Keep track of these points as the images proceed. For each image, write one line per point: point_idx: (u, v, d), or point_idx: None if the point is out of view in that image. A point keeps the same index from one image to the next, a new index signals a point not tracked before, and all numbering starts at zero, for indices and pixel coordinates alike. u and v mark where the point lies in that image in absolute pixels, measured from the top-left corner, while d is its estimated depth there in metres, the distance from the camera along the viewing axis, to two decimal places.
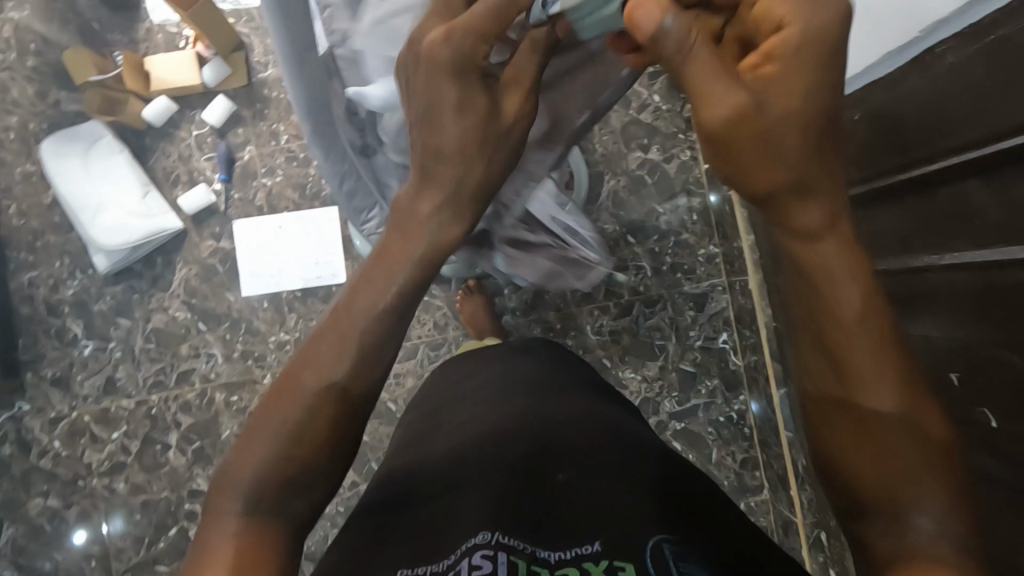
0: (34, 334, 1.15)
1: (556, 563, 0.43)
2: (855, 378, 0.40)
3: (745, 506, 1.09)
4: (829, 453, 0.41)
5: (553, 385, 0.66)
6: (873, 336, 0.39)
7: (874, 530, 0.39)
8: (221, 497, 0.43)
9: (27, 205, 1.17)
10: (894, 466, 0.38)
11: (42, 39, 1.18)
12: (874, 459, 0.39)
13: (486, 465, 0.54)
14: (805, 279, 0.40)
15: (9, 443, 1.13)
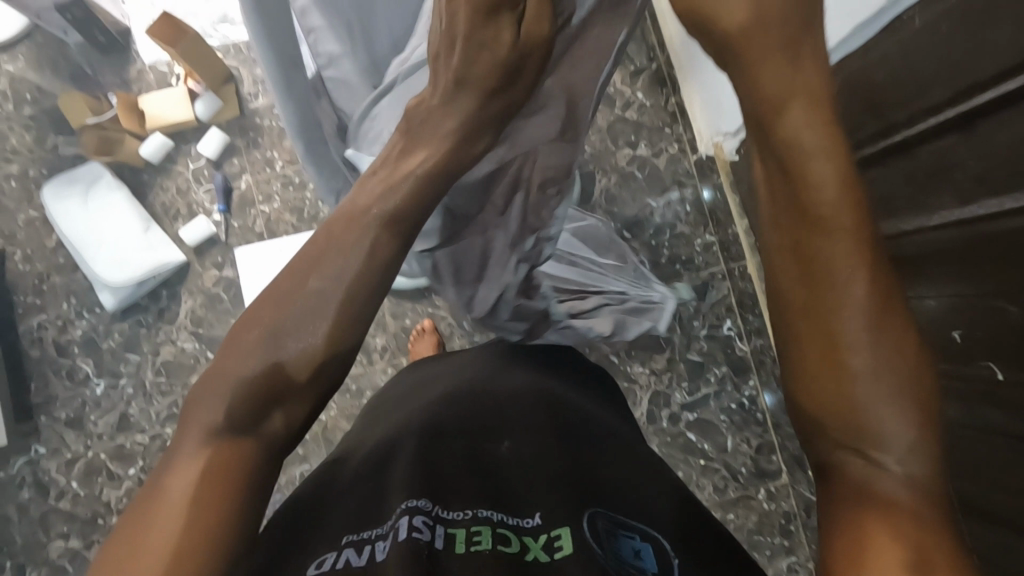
0: (46, 377, 1.17)
1: (493, 521, 0.48)
2: (828, 304, 0.35)
3: (765, 492, 1.09)
4: (801, 373, 0.37)
5: (501, 368, 0.70)
6: (851, 256, 0.35)
7: (838, 458, 0.36)
8: (198, 410, 0.38)
9: (31, 250, 1.19)
10: (859, 399, 0.35)
11: (37, 87, 1.21)
12: (841, 394, 0.35)
13: (428, 436, 0.57)
14: (788, 193, 0.36)
15: (27, 487, 1.13)
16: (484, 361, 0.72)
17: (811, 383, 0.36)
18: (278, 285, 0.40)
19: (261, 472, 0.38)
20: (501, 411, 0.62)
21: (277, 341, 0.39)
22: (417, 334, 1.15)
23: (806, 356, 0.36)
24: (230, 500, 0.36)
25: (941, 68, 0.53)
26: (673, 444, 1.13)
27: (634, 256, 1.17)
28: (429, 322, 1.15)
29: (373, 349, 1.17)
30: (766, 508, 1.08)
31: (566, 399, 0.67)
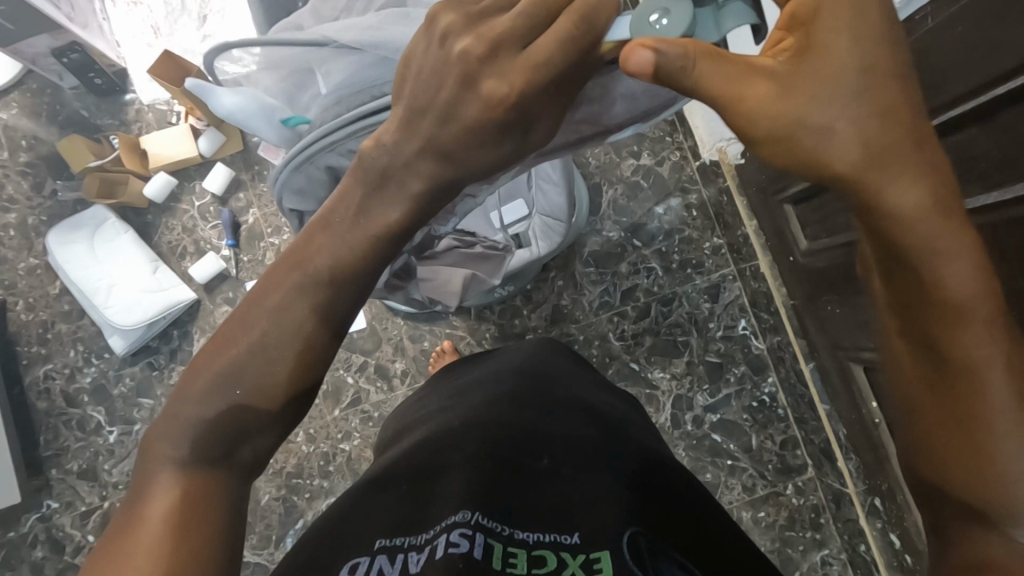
0: (54, 428, 1.13)
1: (533, 543, 0.44)
2: (958, 384, 0.39)
3: (793, 487, 1.09)
4: (941, 462, 0.41)
5: (542, 379, 0.68)
6: (985, 339, 0.37)
7: (955, 521, 0.41)
8: (159, 445, 0.43)
9: (33, 298, 1.16)
10: (997, 481, 0.38)
11: (33, 134, 1.19)
12: (972, 471, 0.39)
13: (471, 448, 0.53)
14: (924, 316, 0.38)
15: (40, 545, 1.09)
16: (522, 370, 0.69)
17: (957, 472, 0.40)
18: (227, 339, 0.44)
19: (232, 496, 0.43)
20: (545, 422, 0.58)
21: (248, 375, 0.43)
22: (437, 355, 1.15)
23: (951, 454, 0.40)
24: (196, 529, 0.41)
25: (946, 69, 0.57)
26: (700, 446, 1.13)
27: (646, 264, 1.19)
28: (449, 342, 1.15)
29: (393, 375, 1.16)
30: (796, 503, 1.09)
31: (616, 419, 0.64)
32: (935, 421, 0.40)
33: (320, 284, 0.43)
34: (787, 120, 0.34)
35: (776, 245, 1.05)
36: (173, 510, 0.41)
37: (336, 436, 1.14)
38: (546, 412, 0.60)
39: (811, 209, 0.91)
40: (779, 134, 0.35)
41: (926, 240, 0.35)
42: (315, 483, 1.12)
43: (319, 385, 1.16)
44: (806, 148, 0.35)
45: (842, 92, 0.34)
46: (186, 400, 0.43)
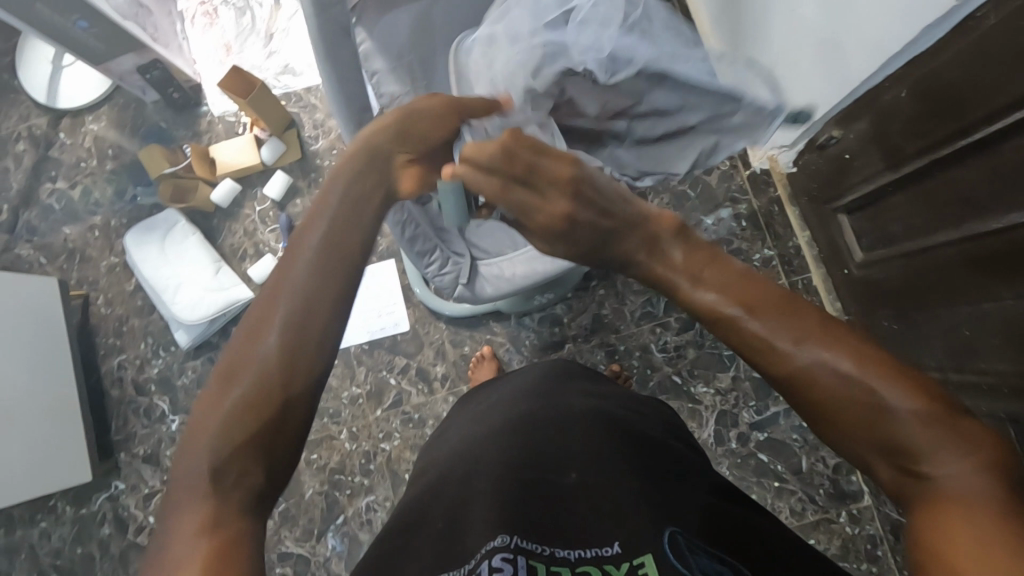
0: (124, 415, 1.22)
1: (576, 560, 0.44)
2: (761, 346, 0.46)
3: (847, 515, 1.07)
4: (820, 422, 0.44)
5: (557, 396, 0.68)
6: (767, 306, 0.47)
7: (880, 465, 0.42)
8: (180, 488, 0.44)
9: (112, 293, 1.26)
10: (853, 415, 0.42)
11: (119, 144, 1.31)
12: (831, 411, 0.43)
13: (495, 471, 0.54)
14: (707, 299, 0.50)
15: (108, 523, 1.19)
16: (536, 391, 0.70)
17: (833, 415, 0.43)
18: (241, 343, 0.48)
19: (253, 525, 0.44)
20: (572, 436, 0.59)
21: (232, 389, 0.46)
22: (477, 360, 1.16)
23: (822, 409, 0.43)
24: (246, 545, 0.42)
25: (1008, 70, 0.58)
26: (745, 465, 1.10)
27: None
28: (488, 348, 1.16)
29: (434, 378, 1.18)
30: (850, 532, 1.06)
31: (629, 423, 0.65)
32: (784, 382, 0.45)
33: (306, 273, 0.50)
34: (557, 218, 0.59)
35: (830, 256, 0.99)
36: (220, 532, 0.42)
37: (377, 436, 1.18)
38: (562, 428, 0.61)
39: (865, 219, 0.87)
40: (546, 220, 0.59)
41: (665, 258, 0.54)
42: (356, 481, 1.17)
43: (363, 385, 1.20)
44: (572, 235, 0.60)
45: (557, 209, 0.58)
46: (194, 438, 0.45)
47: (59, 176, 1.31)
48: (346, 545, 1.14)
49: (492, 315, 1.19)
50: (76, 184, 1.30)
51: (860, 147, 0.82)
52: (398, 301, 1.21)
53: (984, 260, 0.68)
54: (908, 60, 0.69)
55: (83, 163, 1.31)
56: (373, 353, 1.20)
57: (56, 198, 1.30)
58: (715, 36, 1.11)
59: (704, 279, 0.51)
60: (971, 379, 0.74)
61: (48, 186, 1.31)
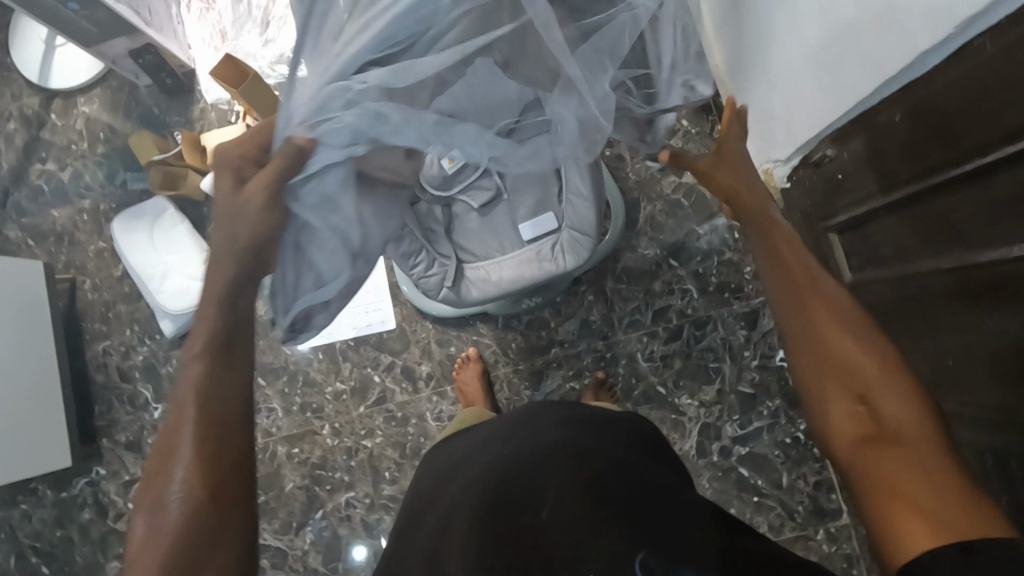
0: (107, 401, 1.22)
1: None
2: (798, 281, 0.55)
3: (825, 532, 1.07)
4: (805, 381, 0.52)
5: (527, 429, 0.67)
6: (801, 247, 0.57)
7: (851, 407, 0.49)
8: None
9: (99, 278, 1.25)
10: (850, 357, 0.50)
11: (110, 128, 1.30)
12: (828, 354, 0.51)
13: (477, 521, 0.54)
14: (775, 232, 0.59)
15: (88, 507, 1.20)
16: (508, 428, 0.69)
17: (825, 378, 0.51)
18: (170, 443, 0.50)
19: None
20: (543, 467, 0.58)
21: (167, 487, 0.49)
22: (462, 363, 1.16)
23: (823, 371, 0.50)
24: None
25: (1003, 101, 0.57)
26: (726, 478, 1.10)
27: (681, 284, 1.15)
28: (474, 350, 1.16)
29: (418, 377, 1.18)
30: (826, 550, 1.06)
31: (598, 442, 0.63)
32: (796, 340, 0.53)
33: (216, 350, 0.53)
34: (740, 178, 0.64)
35: None
36: None
37: (360, 433, 1.17)
38: (536, 462, 0.59)
39: (856, 239, 0.86)
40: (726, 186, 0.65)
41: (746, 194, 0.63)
42: (336, 476, 1.17)
43: (347, 380, 1.19)
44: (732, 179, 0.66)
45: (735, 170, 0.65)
46: (150, 546, 0.48)
47: (49, 158, 1.30)
48: (324, 540, 1.15)
49: (479, 316, 1.18)
50: (66, 166, 1.29)
51: (854, 167, 0.81)
52: (386, 298, 1.20)
53: (970, 290, 0.67)
54: (903, 85, 0.68)
55: (74, 145, 1.30)
56: (359, 350, 1.19)
57: (46, 179, 1.29)
58: (717, 43, 1.09)
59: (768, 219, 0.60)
60: (953, 410, 0.74)
61: (38, 166, 1.29)
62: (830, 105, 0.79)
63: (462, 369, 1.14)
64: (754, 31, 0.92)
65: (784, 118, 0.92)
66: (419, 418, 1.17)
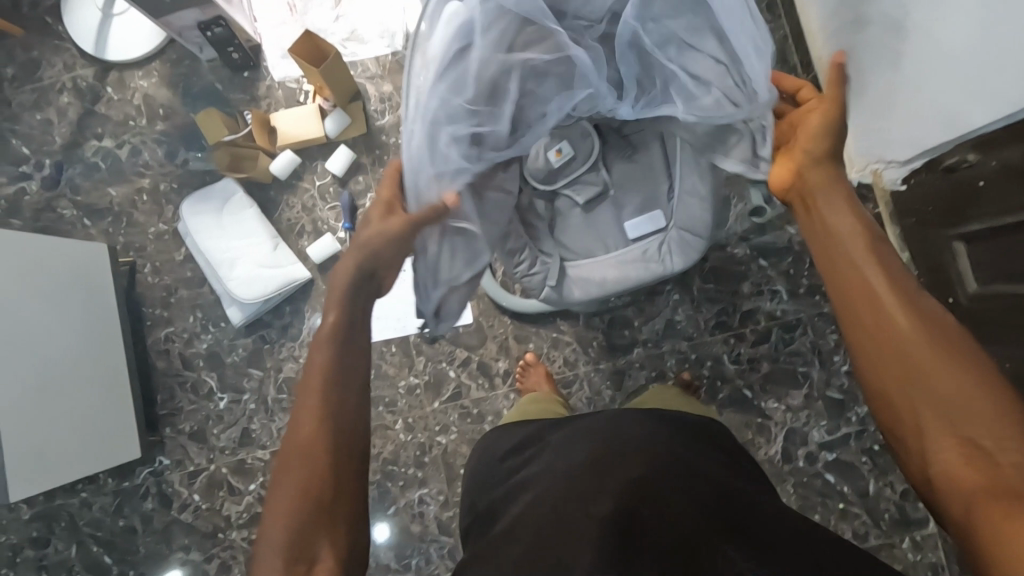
0: (170, 389, 1.18)
1: None
2: (870, 300, 0.53)
3: (910, 541, 1.05)
4: (888, 406, 0.51)
5: (612, 421, 0.68)
6: (868, 259, 0.54)
7: (944, 442, 0.48)
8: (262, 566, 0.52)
9: (160, 262, 1.20)
10: (934, 384, 0.49)
11: (170, 104, 1.23)
12: (905, 377, 0.50)
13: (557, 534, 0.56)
14: (837, 240, 0.57)
15: (151, 497, 1.17)
16: (580, 423, 0.71)
17: (902, 396, 0.50)
18: (301, 419, 0.57)
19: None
20: (642, 466, 0.59)
21: (297, 462, 0.56)
22: (521, 371, 1.12)
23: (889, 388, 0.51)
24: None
25: None
26: (810, 485, 1.08)
27: (771, 285, 1.12)
28: (532, 355, 1.12)
29: (495, 373, 1.15)
30: (911, 558, 1.05)
31: (687, 453, 0.64)
32: (862, 354, 0.53)
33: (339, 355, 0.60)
34: (817, 194, 0.59)
35: (932, 283, 0.95)
36: None
37: (434, 428, 1.14)
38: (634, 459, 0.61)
39: (988, 251, 0.82)
40: (814, 196, 0.59)
41: (811, 182, 0.60)
42: (408, 472, 1.14)
43: (420, 375, 1.16)
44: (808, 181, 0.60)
45: (819, 185, 0.59)
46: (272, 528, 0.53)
47: (105, 133, 1.23)
48: (397, 537, 1.12)
49: (560, 312, 1.14)
50: (123, 142, 1.23)
51: (1001, 176, 0.76)
52: None
53: None
54: None
55: (132, 121, 1.23)
56: (433, 344, 1.16)
57: (101, 155, 1.23)
58: (822, 27, 1.01)
59: (834, 217, 0.57)
60: None
61: (93, 142, 1.23)
62: (978, 111, 0.73)
63: (525, 375, 1.11)
64: (879, 23, 0.85)
65: (907, 118, 0.86)
66: (495, 415, 1.14)
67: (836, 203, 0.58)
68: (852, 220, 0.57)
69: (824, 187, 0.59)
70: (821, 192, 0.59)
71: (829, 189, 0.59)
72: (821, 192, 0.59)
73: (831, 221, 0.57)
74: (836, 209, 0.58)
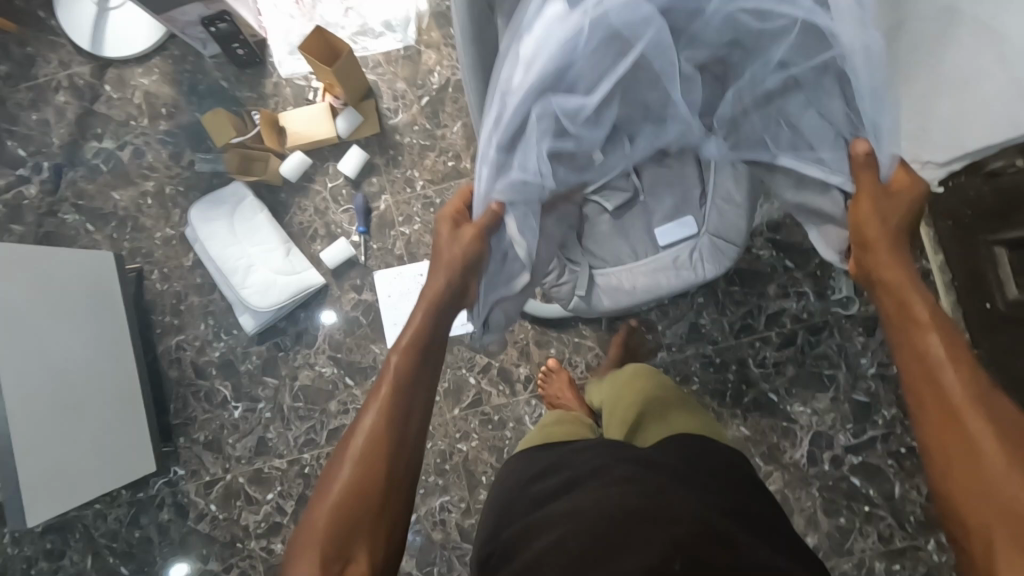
0: (183, 398, 1.16)
1: None
2: (931, 369, 0.52)
3: (935, 544, 1.04)
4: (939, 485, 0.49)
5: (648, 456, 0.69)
6: (936, 331, 0.54)
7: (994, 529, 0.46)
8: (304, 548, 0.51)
9: (168, 268, 1.17)
10: (987, 467, 0.47)
11: (173, 102, 1.18)
12: (961, 454, 0.48)
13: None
14: (900, 309, 0.57)
15: (166, 508, 1.15)
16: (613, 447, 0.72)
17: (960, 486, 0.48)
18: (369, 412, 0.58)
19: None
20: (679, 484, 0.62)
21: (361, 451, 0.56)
22: (543, 377, 1.10)
23: (947, 470, 0.49)
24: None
25: None
26: (836, 489, 1.07)
27: (797, 287, 1.10)
28: (554, 361, 1.10)
29: (516, 379, 1.13)
30: (936, 560, 1.03)
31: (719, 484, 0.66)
32: (922, 428, 0.51)
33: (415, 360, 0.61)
34: (885, 268, 0.59)
35: (966, 287, 0.93)
36: None
37: (454, 435, 1.12)
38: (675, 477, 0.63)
39: None
40: (884, 267, 0.59)
41: (877, 251, 0.60)
42: (428, 479, 1.12)
43: (440, 381, 1.14)
44: (875, 250, 0.60)
45: (884, 257, 0.59)
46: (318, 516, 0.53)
47: (106, 134, 1.18)
48: (418, 544, 1.11)
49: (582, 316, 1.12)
50: (125, 143, 1.18)
51: None
52: None
53: None
54: None
55: (133, 121, 1.18)
56: (452, 349, 1.13)
57: (103, 157, 1.18)
58: None
59: (900, 284, 0.57)
60: None
61: (94, 143, 1.18)
62: None
63: (548, 380, 1.09)
64: None
65: None
66: (516, 421, 1.12)
67: (902, 278, 0.58)
68: (921, 295, 0.56)
69: (890, 260, 0.59)
70: (889, 265, 0.59)
71: (896, 262, 0.59)
72: (886, 261, 0.59)
73: (898, 291, 0.57)
74: (904, 281, 0.58)
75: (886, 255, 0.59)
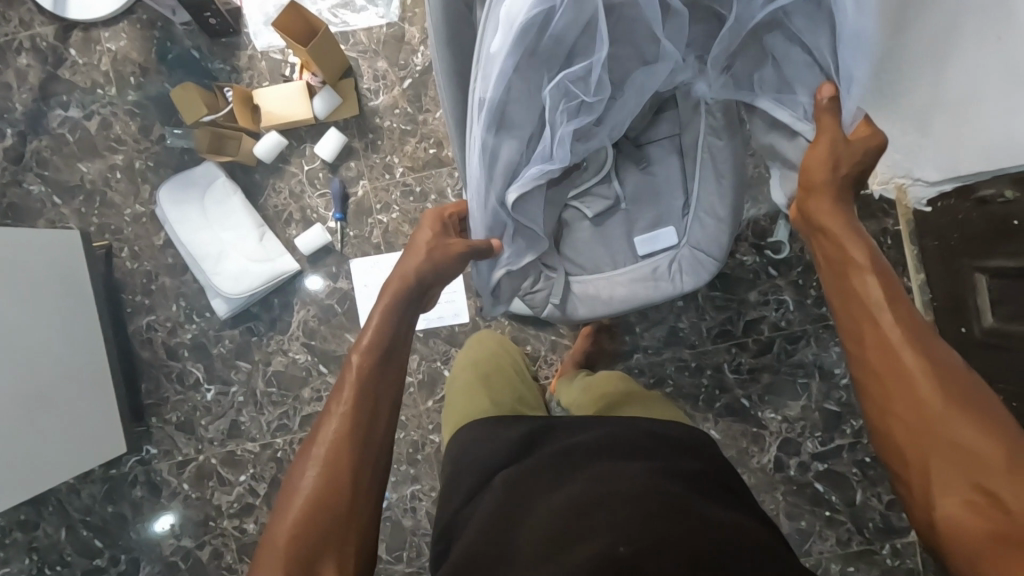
0: (156, 378, 1.15)
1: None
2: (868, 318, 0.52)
3: (890, 549, 1.06)
4: (887, 437, 0.49)
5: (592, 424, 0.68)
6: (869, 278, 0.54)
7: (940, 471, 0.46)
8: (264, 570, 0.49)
9: (139, 247, 1.13)
10: (927, 409, 0.47)
11: (142, 71, 1.12)
12: (902, 402, 0.48)
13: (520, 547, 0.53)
14: (838, 258, 0.57)
15: (140, 485, 1.16)
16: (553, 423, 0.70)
17: (904, 432, 0.48)
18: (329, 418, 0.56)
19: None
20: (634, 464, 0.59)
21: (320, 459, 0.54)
22: None
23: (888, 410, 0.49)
24: None
25: None
26: (800, 493, 1.09)
27: (778, 294, 1.09)
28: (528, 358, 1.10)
29: None
30: (890, 564, 1.06)
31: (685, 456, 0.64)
32: (863, 378, 0.52)
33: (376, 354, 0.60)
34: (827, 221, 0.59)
35: (946, 308, 0.92)
36: None
37: (428, 427, 1.13)
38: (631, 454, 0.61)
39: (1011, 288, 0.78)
40: (824, 220, 0.59)
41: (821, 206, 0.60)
42: (400, 468, 1.13)
43: (414, 373, 1.13)
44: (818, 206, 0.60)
45: (823, 210, 0.60)
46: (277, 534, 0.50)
47: (71, 102, 1.13)
48: (389, 529, 1.13)
49: None
50: (92, 113, 1.13)
51: None
52: (459, 289, 1.12)
53: None
54: None
55: (100, 89, 1.12)
56: (428, 342, 1.13)
57: (68, 127, 1.13)
58: None
59: (838, 234, 0.58)
60: None
61: (59, 112, 1.13)
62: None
63: None
64: None
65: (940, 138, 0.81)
66: None
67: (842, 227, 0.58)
68: (856, 241, 0.57)
69: (832, 215, 0.59)
70: (831, 215, 0.59)
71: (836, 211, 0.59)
72: (829, 209, 0.59)
73: (836, 241, 0.58)
74: (843, 228, 0.58)
75: (824, 204, 0.60)
